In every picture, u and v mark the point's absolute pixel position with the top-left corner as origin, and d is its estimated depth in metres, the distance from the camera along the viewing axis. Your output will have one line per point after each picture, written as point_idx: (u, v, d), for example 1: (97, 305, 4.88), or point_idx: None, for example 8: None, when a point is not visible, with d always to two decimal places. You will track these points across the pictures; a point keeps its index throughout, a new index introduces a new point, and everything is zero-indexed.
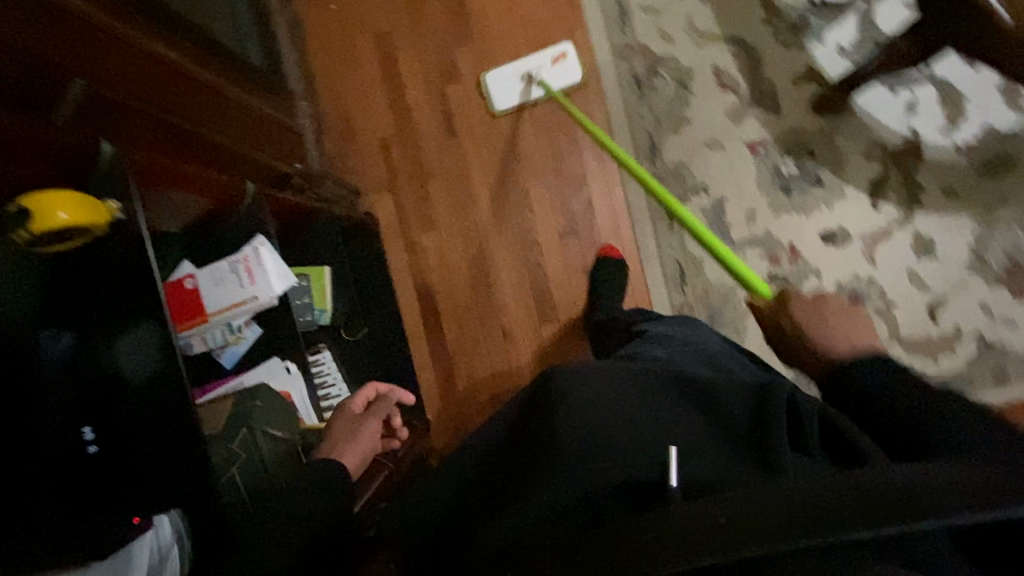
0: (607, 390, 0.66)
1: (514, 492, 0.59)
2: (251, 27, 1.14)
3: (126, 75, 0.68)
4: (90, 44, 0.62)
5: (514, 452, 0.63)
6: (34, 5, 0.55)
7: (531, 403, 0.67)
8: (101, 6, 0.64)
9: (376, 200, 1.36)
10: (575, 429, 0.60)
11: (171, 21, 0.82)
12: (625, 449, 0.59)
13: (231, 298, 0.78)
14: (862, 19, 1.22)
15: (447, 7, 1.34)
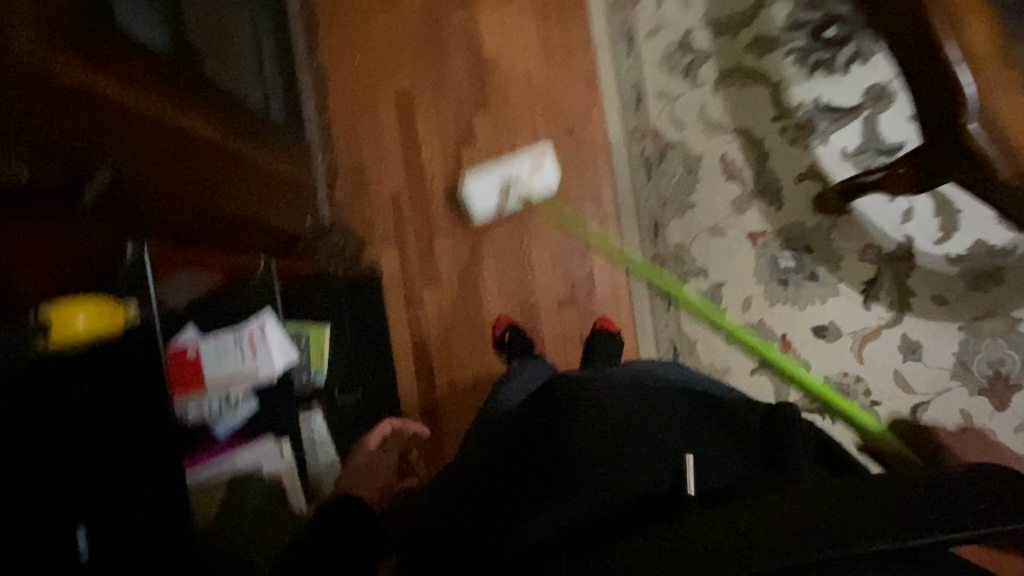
0: (627, 403, 0.77)
1: (544, 494, 0.67)
2: (276, 82, 1.16)
3: (149, 154, 0.71)
4: (113, 128, 0.66)
5: (543, 459, 0.72)
6: (56, 96, 0.58)
7: (559, 413, 0.77)
8: (123, 86, 0.66)
9: (381, 251, 1.37)
10: (596, 436, 0.72)
11: (202, 91, 0.84)
12: (647, 455, 0.69)
13: (231, 368, 0.93)
14: (867, 126, 1.27)
15: (468, 71, 1.37)
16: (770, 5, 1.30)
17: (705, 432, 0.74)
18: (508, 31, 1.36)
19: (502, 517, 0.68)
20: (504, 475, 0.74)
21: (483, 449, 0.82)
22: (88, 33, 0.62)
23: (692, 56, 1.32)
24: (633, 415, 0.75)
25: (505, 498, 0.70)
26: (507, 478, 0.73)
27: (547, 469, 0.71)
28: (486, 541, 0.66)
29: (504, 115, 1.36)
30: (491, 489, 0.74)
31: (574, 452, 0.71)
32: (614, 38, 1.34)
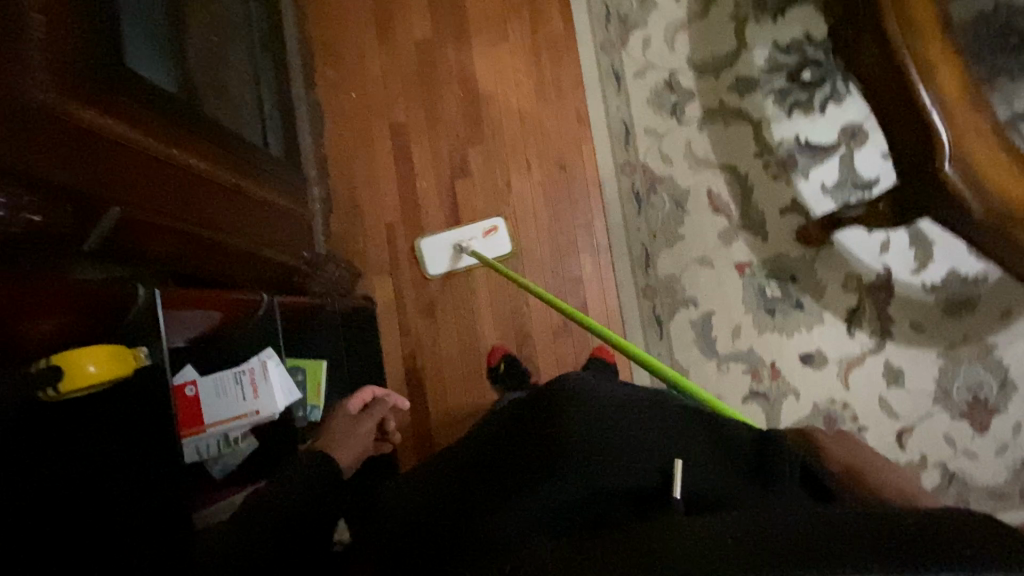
0: (618, 402, 0.74)
1: (518, 487, 0.64)
2: (273, 118, 1.17)
3: (154, 195, 0.70)
4: (120, 168, 0.64)
5: (523, 451, 0.69)
6: (68, 140, 0.57)
7: (545, 405, 0.74)
8: (129, 124, 0.66)
9: (375, 282, 1.38)
10: (584, 428, 0.68)
11: (201, 128, 0.85)
12: (634, 454, 0.65)
13: (231, 411, 0.79)
14: (843, 163, 1.33)
15: (463, 107, 1.40)
16: (749, 48, 1.37)
17: (693, 440, 0.69)
18: (501, 69, 1.40)
19: (473, 512, 0.64)
20: (483, 472, 0.71)
21: (467, 454, 0.78)
22: (97, 79, 0.62)
23: (677, 95, 1.37)
24: (623, 413, 0.72)
25: (477, 495, 0.67)
26: (485, 474, 0.70)
27: (525, 462, 0.67)
28: (454, 542, 0.63)
29: (499, 151, 1.39)
30: (466, 486, 0.70)
31: (553, 443, 0.67)
32: (603, 77, 1.39)
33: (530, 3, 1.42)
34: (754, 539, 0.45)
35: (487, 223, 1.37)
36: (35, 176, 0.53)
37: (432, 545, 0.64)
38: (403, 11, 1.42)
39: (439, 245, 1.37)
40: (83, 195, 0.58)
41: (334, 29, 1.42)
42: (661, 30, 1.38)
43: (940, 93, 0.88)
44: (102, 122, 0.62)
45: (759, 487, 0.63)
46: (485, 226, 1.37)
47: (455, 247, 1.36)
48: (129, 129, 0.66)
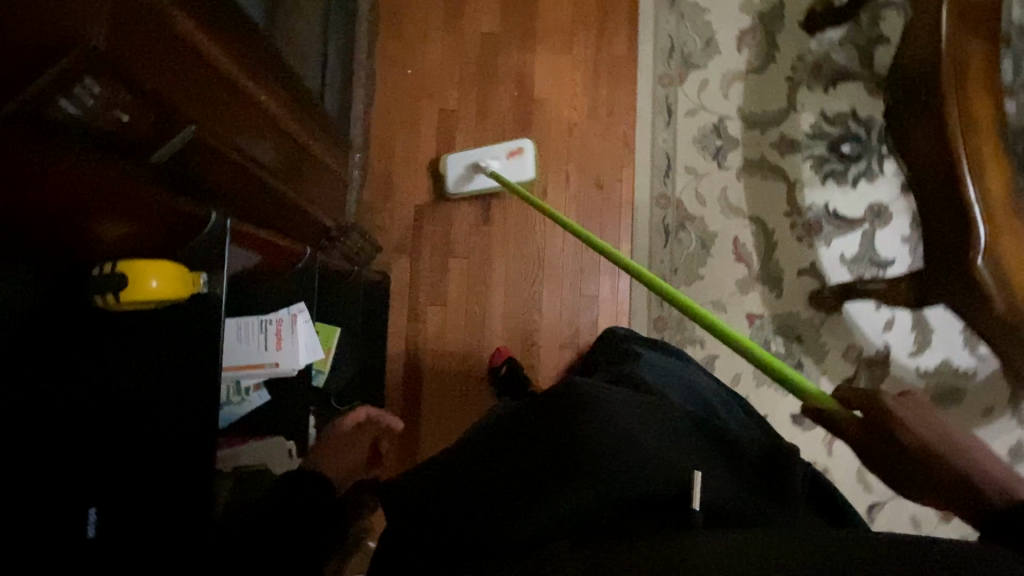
0: (637, 407, 0.74)
1: (536, 489, 0.64)
2: (332, 77, 1.15)
3: (228, 122, 0.67)
4: (205, 87, 0.61)
5: (537, 451, 0.69)
6: (173, 54, 0.55)
7: (557, 405, 0.73)
8: (226, 50, 0.65)
9: (393, 261, 1.36)
10: (604, 434, 0.68)
11: (276, 69, 0.83)
12: (656, 462, 0.66)
13: (252, 358, 0.83)
14: (865, 238, 1.38)
15: (515, 108, 1.40)
16: (798, 112, 1.41)
17: (707, 457, 0.70)
18: (559, 79, 1.41)
19: (489, 501, 0.64)
20: (493, 460, 0.70)
21: (472, 439, 0.77)
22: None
23: (722, 141, 1.41)
24: (643, 418, 0.72)
25: (490, 482, 0.66)
26: (495, 463, 0.69)
27: (540, 464, 0.67)
28: (466, 528, 0.62)
29: (542, 158, 1.40)
30: (475, 471, 0.69)
31: (572, 449, 0.67)
32: (655, 108, 1.41)
33: (599, 21, 1.43)
34: (789, 547, 0.50)
35: (511, 144, 1.32)
36: (130, 72, 0.50)
37: (444, 526, 0.63)
38: (475, 2, 1.42)
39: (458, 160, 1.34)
40: (166, 101, 0.56)
41: (403, 4, 1.41)
42: (718, 76, 1.41)
43: (982, 180, 0.91)
44: (192, 27, 0.57)
45: (769, 508, 0.66)
46: (509, 146, 1.32)
47: (472, 165, 1.33)
48: (227, 56, 0.65)
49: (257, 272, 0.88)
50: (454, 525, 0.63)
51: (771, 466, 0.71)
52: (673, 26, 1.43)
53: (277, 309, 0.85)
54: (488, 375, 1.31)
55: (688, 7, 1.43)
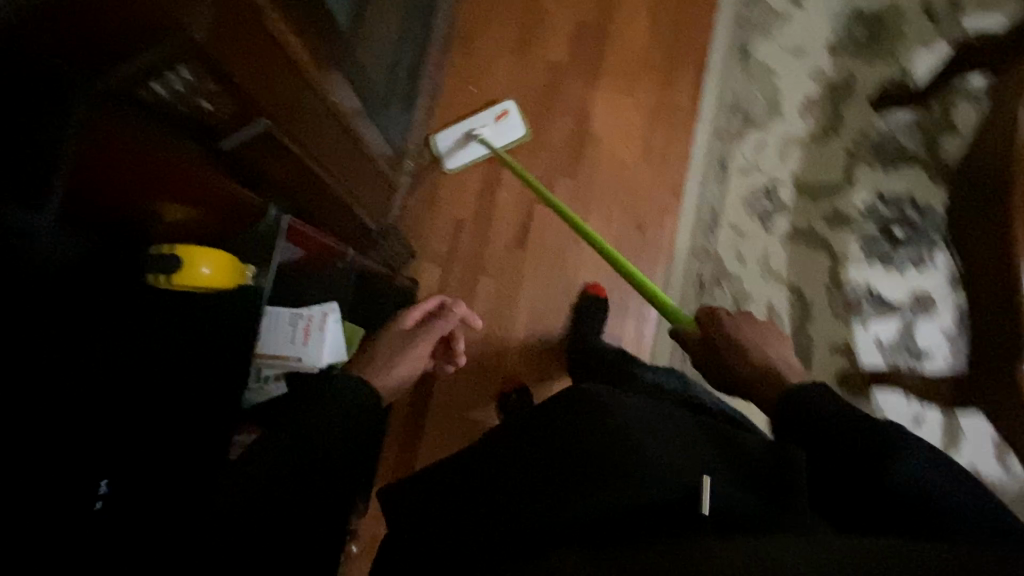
0: (637, 410, 0.71)
1: (547, 502, 0.62)
2: (399, 84, 1.17)
3: (297, 119, 0.69)
4: (282, 85, 0.63)
5: (546, 470, 0.67)
6: (263, 52, 0.57)
7: (566, 428, 0.71)
8: (310, 53, 0.66)
9: (424, 269, 1.36)
10: (610, 430, 0.67)
11: (351, 73, 0.85)
12: (656, 463, 0.61)
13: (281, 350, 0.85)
14: (905, 326, 1.34)
15: (569, 140, 1.40)
16: (853, 187, 1.39)
17: (708, 462, 0.64)
18: (617, 119, 1.41)
19: (499, 517, 0.63)
20: (496, 486, 0.68)
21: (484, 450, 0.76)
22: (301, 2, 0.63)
23: (772, 204, 1.39)
24: (638, 420, 0.69)
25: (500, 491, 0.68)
26: (506, 484, 0.68)
27: (546, 476, 0.65)
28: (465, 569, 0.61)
29: (587, 192, 1.40)
30: (489, 500, 0.67)
31: (582, 460, 0.64)
32: (709, 162, 1.40)
33: (667, 69, 1.43)
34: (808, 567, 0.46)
35: (498, 106, 1.37)
36: (222, 62, 0.52)
37: (470, 545, 0.63)
38: (547, 31, 1.43)
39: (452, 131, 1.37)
40: (247, 93, 0.57)
41: (478, 23, 1.43)
42: (778, 139, 1.40)
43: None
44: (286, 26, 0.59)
45: (779, 518, 0.59)
46: (496, 110, 1.37)
47: (465, 132, 1.37)
48: (310, 60, 0.67)
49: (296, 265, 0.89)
50: (468, 536, 0.66)
51: (784, 477, 0.64)
52: (740, 84, 1.42)
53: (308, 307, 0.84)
54: (498, 399, 1.31)
55: (758, 67, 1.43)
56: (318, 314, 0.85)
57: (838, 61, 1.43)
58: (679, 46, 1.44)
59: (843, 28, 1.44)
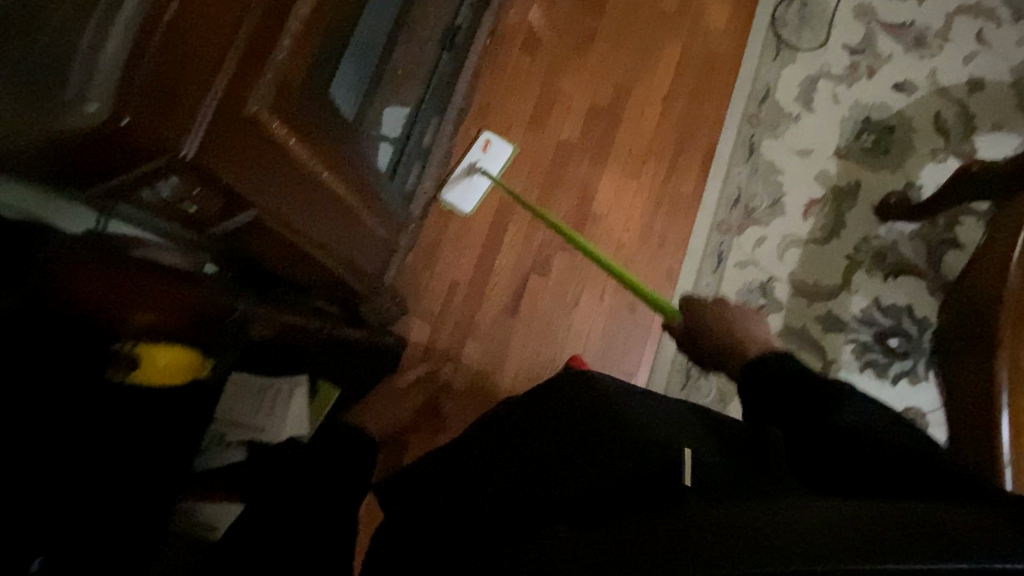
0: (621, 391, 0.91)
1: (544, 462, 0.79)
2: (409, 150, 1.23)
3: (285, 201, 0.73)
4: (270, 171, 0.67)
5: (562, 438, 0.83)
6: (248, 152, 0.60)
7: (579, 406, 0.87)
8: (305, 142, 0.70)
9: (415, 325, 1.39)
10: (585, 407, 0.87)
11: (356, 154, 0.89)
12: (629, 431, 0.78)
13: None
14: None
15: (571, 215, 1.44)
16: (850, 292, 1.38)
17: (695, 441, 0.77)
18: (620, 200, 1.44)
19: (500, 492, 0.77)
20: (528, 454, 0.82)
21: (494, 424, 0.92)
22: (298, 99, 0.67)
23: (766, 301, 1.39)
24: (619, 403, 0.86)
25: (493, 504, 0.76)
26: (530, 454, 0.82)
27: (549, 438, 0.84)
28: None
29: (583, 267, 1.42)
30: (500, 467, 0.82)
31: (584, 427, 0.83)
32: (707, 251, 1.42)
33: (672, 157, 1.47)
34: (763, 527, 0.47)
35: (478, 138, 1.45)
36: (209, 166, 0.55)
37: (480, 517, 0.75)
38: (561, 110, 1.49)
39: (457, 178, 1.44)
40: (235, 189, 0.61)
41: (496, 95, 1.49)
42: (777, 237, 1.41)
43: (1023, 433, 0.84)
44: (282, 130, 0.64)
45: (759, 481, 0.70)
46: (478, 142, 1.45)
47: (466, 168, 1.44)
48: (304, 148, 0.70)
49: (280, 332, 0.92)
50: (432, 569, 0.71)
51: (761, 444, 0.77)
52: (744, 179, 1.45)
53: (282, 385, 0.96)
54: None
55: (763, 164, 1.45)
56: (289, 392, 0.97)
57: (845, 166, 1.44)
58: (688, 136, 1.48)
59: (852, 134, 1.46)
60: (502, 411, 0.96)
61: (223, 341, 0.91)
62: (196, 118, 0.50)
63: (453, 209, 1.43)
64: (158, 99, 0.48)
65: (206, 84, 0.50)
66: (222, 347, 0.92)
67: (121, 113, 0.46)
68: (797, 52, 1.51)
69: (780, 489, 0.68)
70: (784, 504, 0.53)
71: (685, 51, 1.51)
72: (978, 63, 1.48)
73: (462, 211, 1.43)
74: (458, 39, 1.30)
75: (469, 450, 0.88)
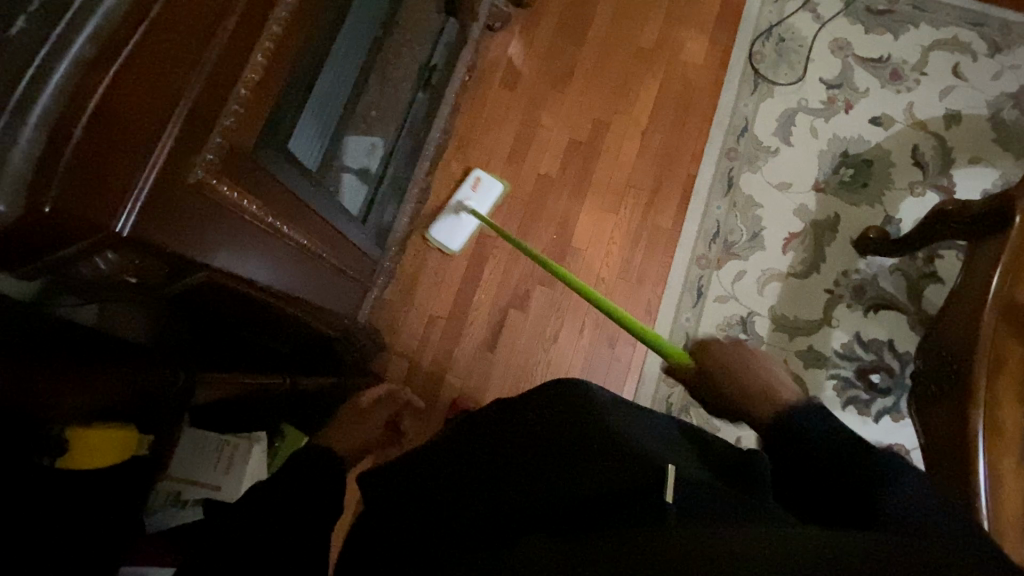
0: (606, 402, 0.87)
1: (528, 477, 0.75)
2: (386, 189, 1.23)
3: (238, 253, 0.70)
4: (214, 225, 0.64)
5: (540, 451, 0.79)
6: (185, 210, 0.57)
7: (567, 416, 0.84)
8: (253, 195, 0.68)
9: (393, 361, 1.37)
10: (565, 419, 0.84)
11: (322, 205, 0.89)
12: (610, 442, 0.75)
13: (200, 472, 0.89)
14: None
15: (550, 249, 1.43)
16: (832, 326, 1.37)
17: (680, 457, 0.74)
18: (599, 234, 1.44)
19: (478, 508, 0.74)
20: (514, 464, 0.79)
21: (457, 454, 0.87)
22: (249, 153, 0.66)
23: (746, 336, 1.37)
24: (601, 413, 0.83)
25: (444, 527, 0.74)
26: (513, 467, 0.79)
27: (535, 450, 0.81)
28: None
29: (562, 301, 1.41)
30: (472, 481, 0.80)
31: (569, 442, 0.78)
32: (686, 286, 1.41)
33: (652, 191, 1.47)
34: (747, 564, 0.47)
35: (470, 177, 1.45)
36: (151, 236, 0.53)
37: (450, 533, 0.72)
38: (541, 145, 1.49)
39: (444, 219, 1.43)
40: (184, 254, 0.59)
41: (475, 129, 1.50)
42: (757, 271, 1.41)
43: (997, 485, 0.82)
44: (228, 189, 0.63)
45: (744, 498, 0.66)
46: (470, 180, 1.44)
47: (455, 207, 1.43)
48: (253, 200, 0.68)
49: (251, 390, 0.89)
50: None
51: (748, 465, 0.72)
52: (723, 213, 1.45)
53: (238, 436, 0.93)
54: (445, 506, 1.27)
55: (742, 199, 1.45)
56: (245, 444, 0.93)
57: (824, 200, 1.44)
58: (666, 171, 1.48)
59: (830, 168, 1.46)
60: (475, 421, 0.94)
61: (174, 416, 0.76)
62: (131, 194, 0.48)
63: (442, 248, 1.43)
64: (83, 180, 0.44)
65: (141, 156, 0.48)
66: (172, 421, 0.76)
67: (41, 203, 0.41)
68: (774, 86, 1.52)
69: (762, 510, 0.63)
70: (760, 532, 0.53)
71: (663, 85, 1.52)
72: (955, 96, 1.49)
73: (455, 251, 1.42)
74: (435, 78, 1.30)
75: (423, 479, 0.85)
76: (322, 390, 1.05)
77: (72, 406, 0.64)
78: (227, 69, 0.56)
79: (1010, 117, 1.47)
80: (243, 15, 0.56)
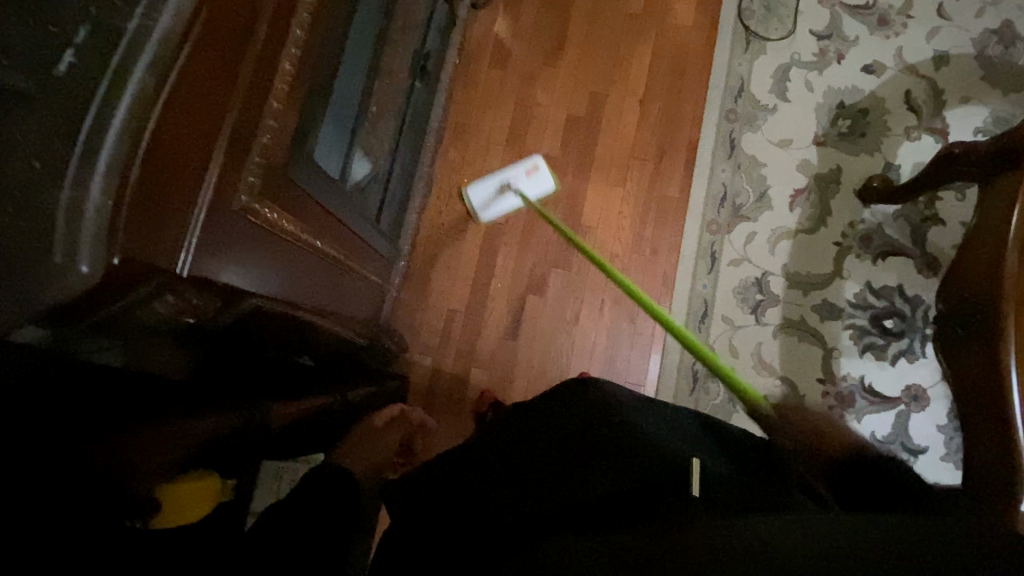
0: (632, 398, 0.87)
1: (557, 466, 0.75)
2: (393, 187, 1.19)
3: (281, 277, 0.67)
4: (256, 243, 0.59)
5: (569, 445, 0.78)
6: (226, 239, 0.53)
7: (590, 415, 0.82)
8: (287, 213, 0.65)
9: (416, 361, 1.36)
10: (604, 410, 0.82)
11: (345, 213, 0.86)
12: (647, 437, 0.75)
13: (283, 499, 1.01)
14: (899, 419, 1.34)
15: (562, 231, 1.41)
16: (843, 278, 1.40)
17: (709, 451, 0.77)
18: (607, 209, 1.43)
19: (526, 498, 0.71)
20: (542, 467, 0.76)
21: (505, 451, 0.81)
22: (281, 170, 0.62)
23: (763, 296, 1.39)
24: (632, 408, 0.83)
25: (495, 508, 0.71)
26: (550, 457, 0.77)
27: (556, 454, 0.77)
28: None
29: (579, 282, 1.39)
30: (518, 476, 0.76)
31: (598, 436, 0.78)
32: (700, 253, 1.42)
33: (656, 161, 1.46)
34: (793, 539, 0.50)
35: (528, 160, 1.41)
36: (208, 271, 0.51)
37: (503, 527, 0.68)
38: (539, 124, 1.45)
39: (485, 188, 1.40)
40: (231, 285, 0.55)
41: (472, 114, 1.45)
42: (767, 231, 1.42)
43: None
44: (268, 211, 0.60)
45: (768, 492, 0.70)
46: (527, 163, 1.41)
47: (501, 185, 1.40)
48: (287, 217, 0.64)
49: (318, 413, 0.82)
50: None
51: (775, 461, 0.77)
52: (728, 176, 1.45)
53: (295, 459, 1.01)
54: None
55: (745, 159, 1.45)
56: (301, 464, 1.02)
57: (825, 153, 1.45)
58: (667, 139, 1.46)
59: (828, 121, 1.47)
60: (513, 411, 0.91)
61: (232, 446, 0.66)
62: (180, 237, 0.45)
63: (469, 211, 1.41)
64: (139, 231, 0.40)
65: (192, 187, 0.45)
66: (234, 451, 0.70)
67: (112, 253, 0.37)
68: (766, 43, 1.51)
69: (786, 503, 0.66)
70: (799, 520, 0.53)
71: (655, 51, 1.49)
72: (941, 37, 1.50)
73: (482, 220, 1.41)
74: (429, 65, 1.25)
75: (481, 468, 0.79)
76: (354, 412, 1.00)
77: (157, 465, 0.56)
78: (259, 84, 0.52)
79: (996, 53, 1.49)
80: (268, 22, 0.51)
